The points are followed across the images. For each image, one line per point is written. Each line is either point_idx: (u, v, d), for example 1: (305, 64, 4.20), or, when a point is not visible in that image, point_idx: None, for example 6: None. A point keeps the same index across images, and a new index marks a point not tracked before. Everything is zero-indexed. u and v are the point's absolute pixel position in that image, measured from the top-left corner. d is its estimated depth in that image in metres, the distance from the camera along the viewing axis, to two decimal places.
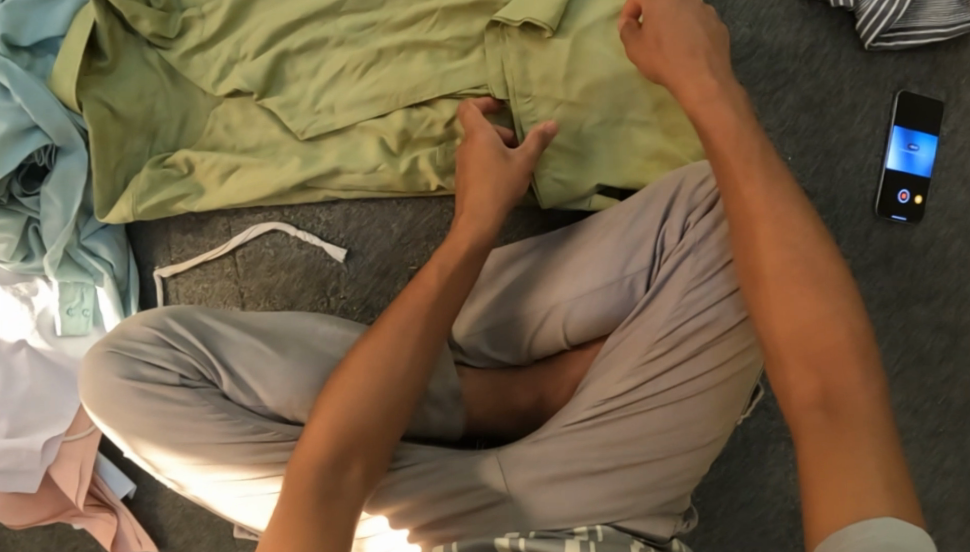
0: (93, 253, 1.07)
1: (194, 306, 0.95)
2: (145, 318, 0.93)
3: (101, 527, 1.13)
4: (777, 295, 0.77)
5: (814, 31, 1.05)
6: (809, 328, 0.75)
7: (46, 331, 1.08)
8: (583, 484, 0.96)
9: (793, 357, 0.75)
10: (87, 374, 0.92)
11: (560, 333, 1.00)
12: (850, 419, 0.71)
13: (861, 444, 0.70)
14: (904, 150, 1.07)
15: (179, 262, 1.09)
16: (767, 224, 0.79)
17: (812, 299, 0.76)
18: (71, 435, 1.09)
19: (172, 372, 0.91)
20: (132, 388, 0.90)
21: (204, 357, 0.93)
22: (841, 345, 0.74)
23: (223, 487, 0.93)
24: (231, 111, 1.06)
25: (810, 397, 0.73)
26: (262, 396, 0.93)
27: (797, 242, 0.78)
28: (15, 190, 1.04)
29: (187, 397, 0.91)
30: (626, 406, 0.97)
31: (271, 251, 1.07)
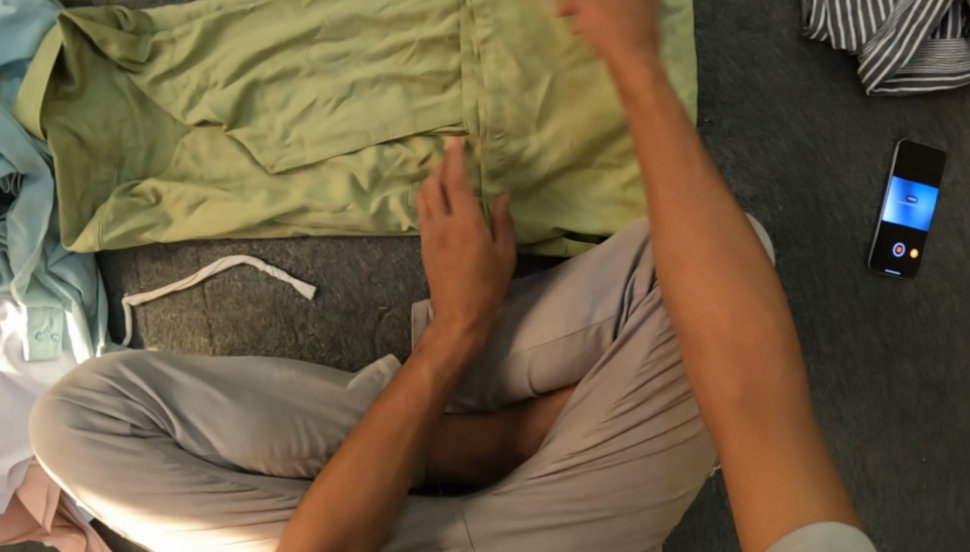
0: (61, 279, 1.06)
1: (148, 350, 0.93)
2: (96, 364, 0.90)
3: (71, 546, 1.14)
4: (698, 280, 0.75)
5: (811, 74, 0.99)
6: (731, 314, 0.73)
7: (14, 355, 1.07)
8: (550, 537, 0.95)
9: (714, 346, 0.73)
10: (36, 422, 0.89)
11: (525, 380, 0.97)
12: (770, 409, 0.70)
13: (780, 437, 0.69)
14: (901, 203, 1.01)
15: (148, 290, 1.07)
16: (686, 206, 0.76)
17: (729, 284, 0.74)
18: (38, 459, 1.09)
19: (123, 422, 0.89)
20: (81, 439, 0.88)
21: (157, 405, 0.91)
22: (760, 333, 0.72)
23: (175, 538, 0.91)
24: (200, 141, 1.02)
25: (732, 392, 0.71)
26: (216, 445, 0.91)
27: (711, 226, 0.76)
28: None
29: (139, 448, 0.89)
30: (594, 462, 0.94)
31: (239, 284, 1.05)
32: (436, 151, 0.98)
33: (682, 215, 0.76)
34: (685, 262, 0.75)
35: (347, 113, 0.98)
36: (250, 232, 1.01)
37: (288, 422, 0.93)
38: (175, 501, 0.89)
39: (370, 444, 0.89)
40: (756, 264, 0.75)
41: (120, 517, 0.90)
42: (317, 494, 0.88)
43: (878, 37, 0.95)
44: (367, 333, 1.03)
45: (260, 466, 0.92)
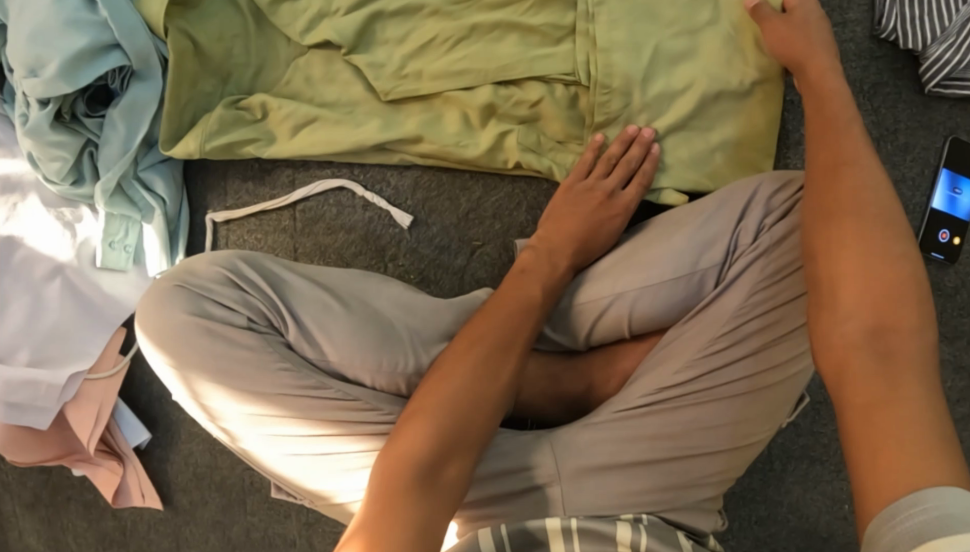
0: (147, 187, 1.03)
1: (264, 253, 0.94)
2: (215, 257, 0.92)
3: (104, 477, 1.07)
4: (842, 239, 0.81)
5: (879, 70, 1.09)
6: (876, 270, 0.78)
7: (85, 262, 1.04)
8: (634, 473, 0.97)
9: (853, 295, 0.78)
10: (152, 306, 0.90)
11: (623, 324, 1.02)
12: (903, 358, 0.73)
13: (912, 384, 0.71)
14: (948, 194, 1.10)
15: (234, 209, 1.06)
16: (846, 177, 0.84)
17: (877, 245, 0.79)
18: (93, 374, 1.04)
19: (240, 314, 0.90)
20: (198, 325, 0.89)
21: (272, 303, 0.91)
22: (899, 291, 0.77)
23: (274, 442, 0.90)
24: (314, 63, 1.05)
25: (862, 336, 0.75)
26: (326, 349, 0.92)
27: (864, 197, 0.83)
28: (79, 110, 1.00)
29: (253, 341, 0.89)
30: (682, 398, 0.98)
31: (332, 210, 1.06)
32: (546, 97, 1.02)
33: (837, 185, 0.84)
34: (835, 223, 0.82)
35: (468, 52, 1.03)
36: (355, 157, 1.04)
37: (397, 335, 0.94)
38: (281, 402, 0.89)
39: (463, 374, 0.88)
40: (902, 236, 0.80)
41: (226, 412, 0.90)
42: (412, 423, 0.86)
43: (941, 40, 1.05)
44: (458, 269, 1.05)
45: (365, 378, 0.93)
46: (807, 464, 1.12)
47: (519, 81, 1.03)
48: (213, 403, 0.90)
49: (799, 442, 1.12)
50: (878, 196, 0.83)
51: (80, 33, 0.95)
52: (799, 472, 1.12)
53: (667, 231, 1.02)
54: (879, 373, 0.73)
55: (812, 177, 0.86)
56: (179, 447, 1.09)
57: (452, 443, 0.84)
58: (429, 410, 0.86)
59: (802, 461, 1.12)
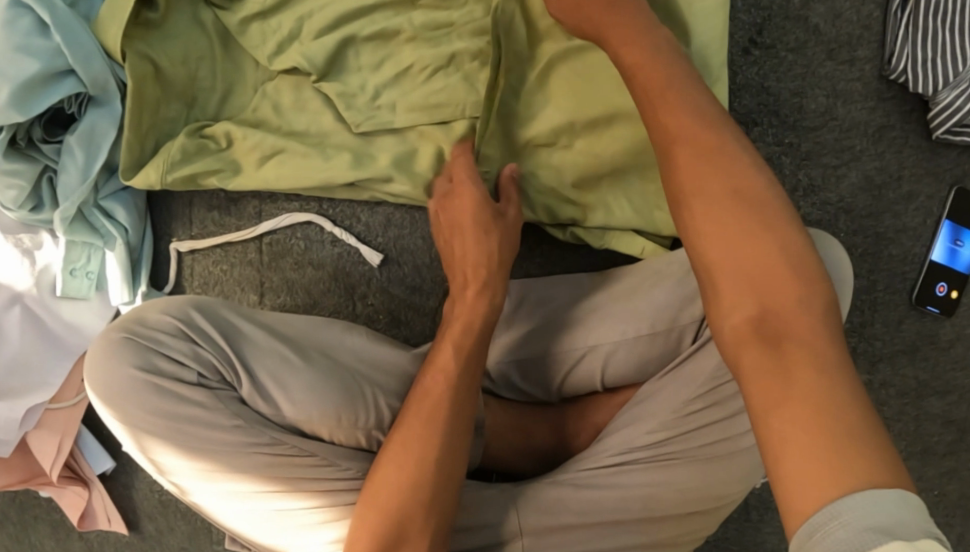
0: (108, 214, 0.99)
1: (220, 301, 0.92)
2: (166, 306, 0.89)
3: (71, 500, 1.07)
4: (716, 221, 0.69)
5: (887, 112, 1.02)
6: (745, 252, 0.67)
7: (45, 291, 1.01)
8: (600, 533, 0.92)
9: (729, 284, 0.67)
10: (98, 359, 0.87)
11: (595, 378, 0.95)
12: (792, 344, 0.64)
13: (805, 376, 0.62)
14: (950, 246, 1.05)
15: (199, 239, 1.01)
16: (702, 141, 0.72)
17: (751, 217, 0.68)
18: (55, 404, 1.02)
19: (191, 369, 0.87)
20: (146, 382, 0.86)
21: (225, 357, 0.88)
22: (777, 270, 0.66)
23: (225, 500, 0.88)
24: (283, 89, 0.99)
25: (746, 333, 0.65)
26: (283, 406, 0.88)
27: (724, 152, 0.71)
28: (35, 135, 0.95)
29: (204, 398, 0.86)
30: (652, 460, 0.92)
31: (300, 244, 1.00)
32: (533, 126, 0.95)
33: (691, 153, 0.71)
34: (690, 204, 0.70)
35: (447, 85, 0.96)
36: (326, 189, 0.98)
37: (359, 392, 0.91)
38: (234, 460, 0.87)
39: (421, 410, 0.82)
40: (778, 205, 0.69)
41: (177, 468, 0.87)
42: (376, 478, 0.81)
43: (953, 86, 0.98)
44: (431, 310, 1.01)
45: (322, 433, 0.89)
46: (785, 515, 1.09)
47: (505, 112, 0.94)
48: (169, 461, 0.87)
49: (778, 493, 1.09)
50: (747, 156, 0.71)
51: (31, 58, 0.90)
52: (776, 522, 1.09)
53: (647, 281, 0.94)
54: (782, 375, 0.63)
55: (661, 141, 0.74)
56: (144, 475, 1.07)
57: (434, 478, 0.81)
58: (385, 458, 0.82)
59: (780, 513, 1.09)
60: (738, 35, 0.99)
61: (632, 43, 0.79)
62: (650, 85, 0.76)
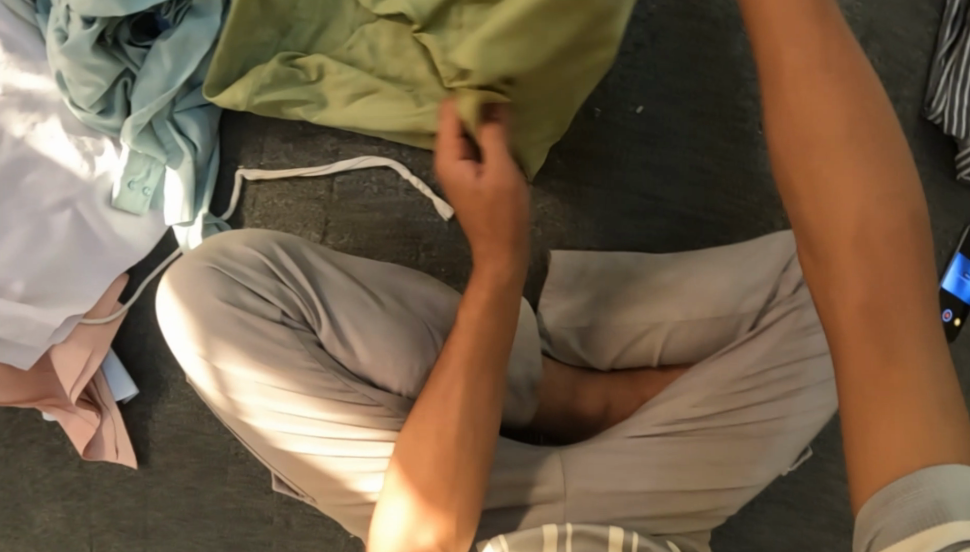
0: (179, 129, 0.97)
1: (303, 241, 0.91)
2: (251, 240, 0.88)
3: (79, 426, 1.00)
4: (840, 173, 0.64)
5: (919, 148, 1.12)
6: (849, 217, 0.63)
7: (99, 195, 0.96)
8: (630, 499, 0.89)
9: (843, 244, 0.63)
10: (181, 289, 0.85)
11: (654, 352, 0.97)
12: (898, 322, 0.59)
13: (916, 373, 0.58)
14: (959, 276, 1.13)
15: (268, 169, 1.00)
16: (839, 99, 0.66)
17: (875, 180, 0.63)
18: (88, 319, 0.97)
19: (274, 305, 0.86)
20: (229, 313, 0.84)
21: (307, 296, 0.87)
22: (902, 246, 0.61)
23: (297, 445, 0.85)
24: (383, 34, 0.95)
25: (857, 301, 0.61)
26: (359, 352, 0.87)
27: (827, 116, 0.65)
28: (122, 35, 0.93)
29: (284, 335, 0.85)
30: (692, 432, 0.91)
31: (372, 188, 1.00)
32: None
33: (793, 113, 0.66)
34: (822, 166, 0.65)
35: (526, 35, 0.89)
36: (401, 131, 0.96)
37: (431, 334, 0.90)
38: (312, 403, 0.84)
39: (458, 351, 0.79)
40: (909, 177, 0.64)
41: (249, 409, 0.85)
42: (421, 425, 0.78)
43: None
44: None
45: (392, 382, 0.88)
46: None
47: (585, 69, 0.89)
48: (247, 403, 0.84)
49: None
50: (857, 115, 0.65)
51: None
52: None
53: (709, 267, 0.96)
54: (883, 366, 0.59)
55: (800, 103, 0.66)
56: (165, 406, 1.02)
57: (457, 439, 0.77)
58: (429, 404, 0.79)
59: None
60: None
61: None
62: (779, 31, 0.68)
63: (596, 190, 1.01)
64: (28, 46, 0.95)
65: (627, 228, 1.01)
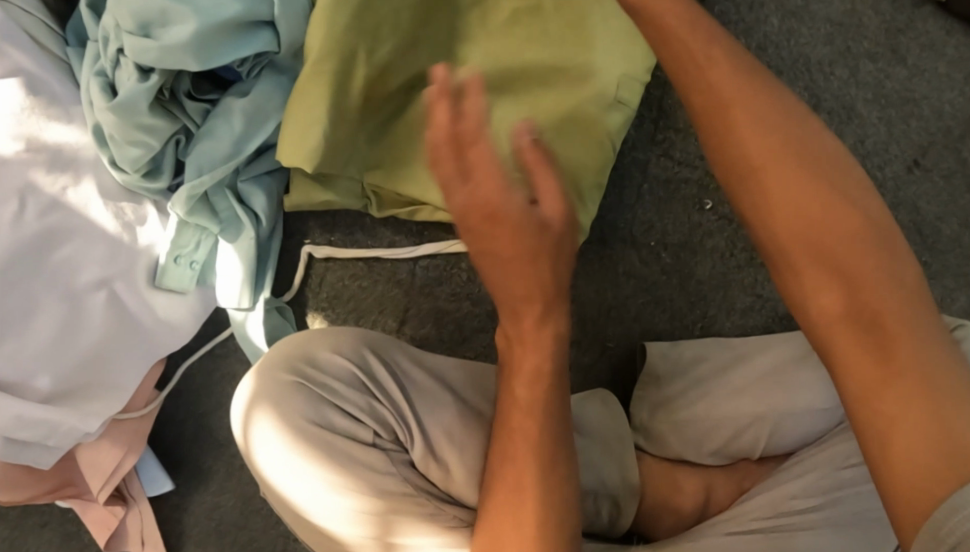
0: (239, 199, 0.82)
1: (394, 342, 0.78)
2: (338, 345, 0.75)
3: (101, 519, 0.88)
4: (784, 182, 0.60)
5: None
6: (818, 223, 0.60)
7: (139, 275, 0.81)
8: None
9: (805, 254, 0.60)
10: (263, 407, 0.72)
11: (758, 445, 0.88)
12: (901, 339, 0.57)
13: (909, 364, 0.56)
14: None
15: (341, 245, 0.86)
16: (755, 109, 0.61)
17: (810, 186, 0.60)
18: (123, 414, 0.83)
19: (367, 426, 0.73)
20: (319, 437, 0.71)
21: (402, 413, 0.74)
22: (863, 238, 0.59)
23: None
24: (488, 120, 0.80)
25: (834, 310, 0.59)
26: (456, 475, 0.75)
27: (754, 121, 0.61)
28: (182, 87, 0.76)
29: (378, 461, 0.72)
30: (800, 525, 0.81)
31: (463, 275, 0.87)
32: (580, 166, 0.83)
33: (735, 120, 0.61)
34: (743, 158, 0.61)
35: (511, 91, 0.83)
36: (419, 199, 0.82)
37: None
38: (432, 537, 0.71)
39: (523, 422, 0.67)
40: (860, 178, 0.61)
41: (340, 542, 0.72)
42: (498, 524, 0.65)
43: None
44: (584, 366, 0.92)
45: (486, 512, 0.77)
46: None
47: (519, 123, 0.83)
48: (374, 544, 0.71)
49: None
50: (817, 176, 0.60)
51: None
52: None
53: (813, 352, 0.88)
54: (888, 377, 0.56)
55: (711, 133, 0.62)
56: (202, 498, 0.90)
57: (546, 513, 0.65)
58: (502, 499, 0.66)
59: None
60: (905, 152, 1.00)
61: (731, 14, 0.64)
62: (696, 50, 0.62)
63: (698, 284, 0.93)
64: (59, 88, 0.77)
65: (729, 324, 0.94)
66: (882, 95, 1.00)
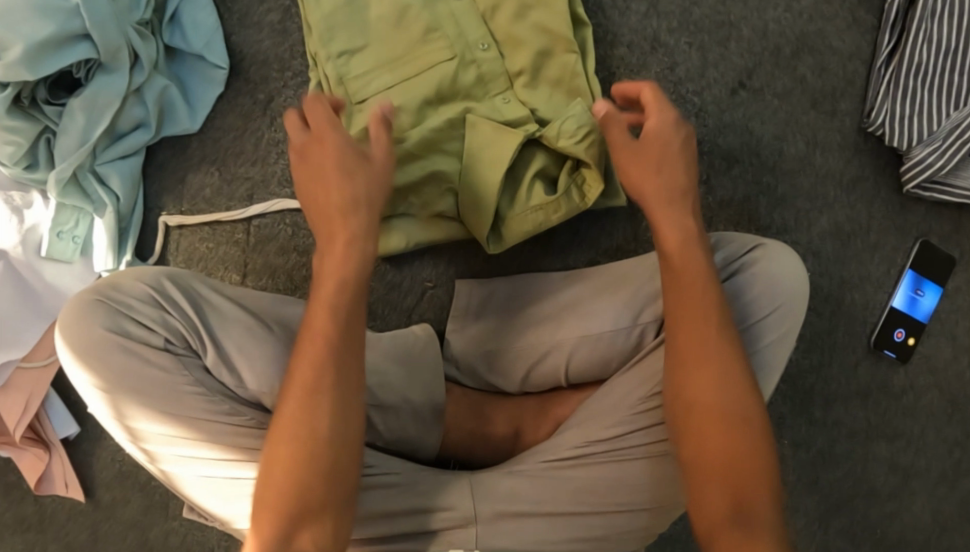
0: (101, 181, 1.01)
1: (193, 274, 0.96)
2: (140, 275, 0.93)
3: (29, 462, 1.07)
4: (703, 419, 0.82)
5: (862, 164, 1.07)
6: (726, 452, 0.80)
7: (29, 249, 1.01)
8: (550, 523, 0.91)
9: (709, 477, 0.80)
10: (71, 320, 0.90)
11: (559, 371, 0.99)
12: (761, 527, 0.77)
13: (767, 548, 0.76)
14: (909, 294, 1.09)
15: (188, 215, 1.03)
16: (715, 356, 0.82)
17: (733, 404, 0.82)
18: (26, 363, 1.03)
19: (158, 334, 0.91)
20: (115, 343, 0.90)
21: (193, 325, 0.92)
22: (757, 466, 0.80)
23: (187, 460, 0.92)
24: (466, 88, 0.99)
25: (723, 515, 0.79)
26: (244, 376, 0.93)
27: (717, 346, 0.83)
28: (39, 95, 0.97)
29: (168, 362, 0.90)
30: (607, 454, 0.93)
31: (287, 231, 1.03)
32: (539, 111, 1.00)
33: (704, 367, 0.82)
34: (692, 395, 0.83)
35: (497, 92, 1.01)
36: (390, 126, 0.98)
37: None
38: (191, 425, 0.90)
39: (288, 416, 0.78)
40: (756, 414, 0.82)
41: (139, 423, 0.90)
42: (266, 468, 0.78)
43: (927, 143, 1.03)
44: (407, 306, 1.06)
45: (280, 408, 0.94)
46: None
47: (476, 147, 0.97)
48: (133, 426, 0.91)
49: None
50: (726, 377, 0.82)
51: (49, 19, 0.91)
52: None
53: (612, 285, 0.98)
54: (733, 521, 0.78)
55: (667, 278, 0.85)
56: (108, 442, 1.09)
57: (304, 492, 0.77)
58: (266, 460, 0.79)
59: None
60: (727, 75, 1.04)
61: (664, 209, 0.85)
62: (683, 304, 0.84)
63: None
64: None
65: (547, 261, 1.07)
66: (691, 21, 1.04)
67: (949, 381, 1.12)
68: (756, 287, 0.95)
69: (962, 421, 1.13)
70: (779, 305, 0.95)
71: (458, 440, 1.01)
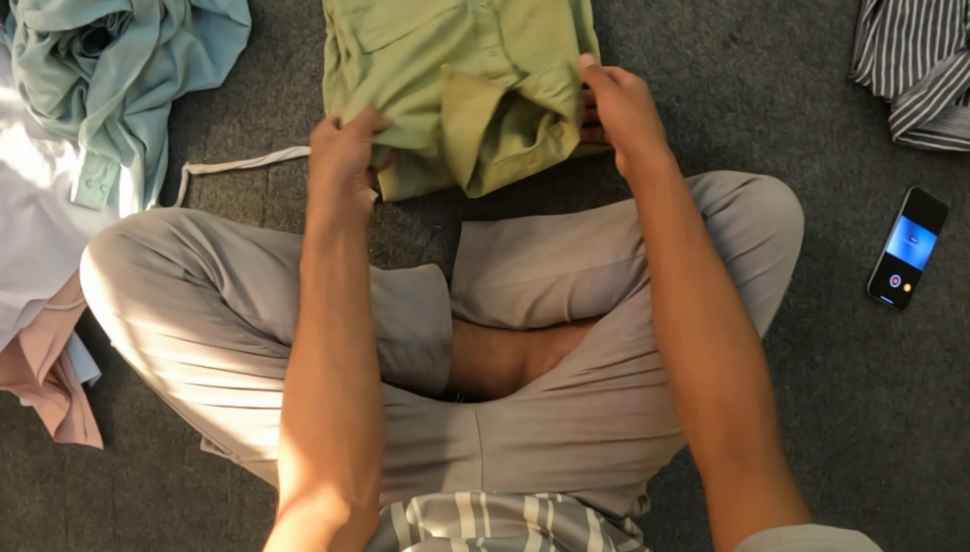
0: (130, 131, 1.07)
1: (210, 213, 0.96)
2: (161, 214, 0.93)
3: (50, 410, 1.10)
4: (691, 346, 0.83)
5: (851, 113, 1.12)
6: (715, 376, 0.82)
7: (59, 193, 1.07)
8: (553, 453, 0.91)
9: (700, 403, 0.82)
10: (94, 254, 0.90)
11: (562, 305, 1.01)
12: (752, 446, 0.78)
13: (759, 466, 0.77)
14: (904, 240, 1.13)
15: (211, 163, 1.10)
16: (699, 287, 0.85)
17: (724, 332, 0.83)
18: (53, 305, 1.07)
19: (177, 266, 0.91)
20: (137, 275, 0.89)
21: (211, 259, 0.92)
22: (746, 385, 0.81)
23: (205, 392, 0.91)
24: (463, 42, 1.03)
25: (716, 439, 0.79)
26: (260, 308, 0.93)
27: (706, 274, 0.86)
28: (75, 48, 1.04)
29: (189, 292, 0.90)
30: (608, 382, 0.94)
31: (304, 177, 1.10)
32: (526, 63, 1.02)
33: (684, 294, 0.85)
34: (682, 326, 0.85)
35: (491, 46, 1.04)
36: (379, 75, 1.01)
37: None
38: (213, 351, 0.90)
39: (310, 348, 0.84)
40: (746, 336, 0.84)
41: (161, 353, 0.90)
42: (298, 399, 0.83)
43: (913, 91, 1.09)
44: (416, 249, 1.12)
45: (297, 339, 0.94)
46: None
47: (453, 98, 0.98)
48: (150, 354, 0.90)
49: None
50: (709, 303, 0.85)
51: None
52: None
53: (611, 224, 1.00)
54: (727, 450, 0.78)
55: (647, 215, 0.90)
56: (128, 388, 1.12)
57: (337, 424, 0.82)
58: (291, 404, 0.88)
59: None
60: (718, 29, 1.11)
61: (654, 156, 0.92)
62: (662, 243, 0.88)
63: None
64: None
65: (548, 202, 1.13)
66: None
67: (949, 327, 1.14)
68: (752, 214, 0.97)
69: (962, 370, 1.14)
70: (774, 232, 0.96)
71: (465, 373, 1.04)
